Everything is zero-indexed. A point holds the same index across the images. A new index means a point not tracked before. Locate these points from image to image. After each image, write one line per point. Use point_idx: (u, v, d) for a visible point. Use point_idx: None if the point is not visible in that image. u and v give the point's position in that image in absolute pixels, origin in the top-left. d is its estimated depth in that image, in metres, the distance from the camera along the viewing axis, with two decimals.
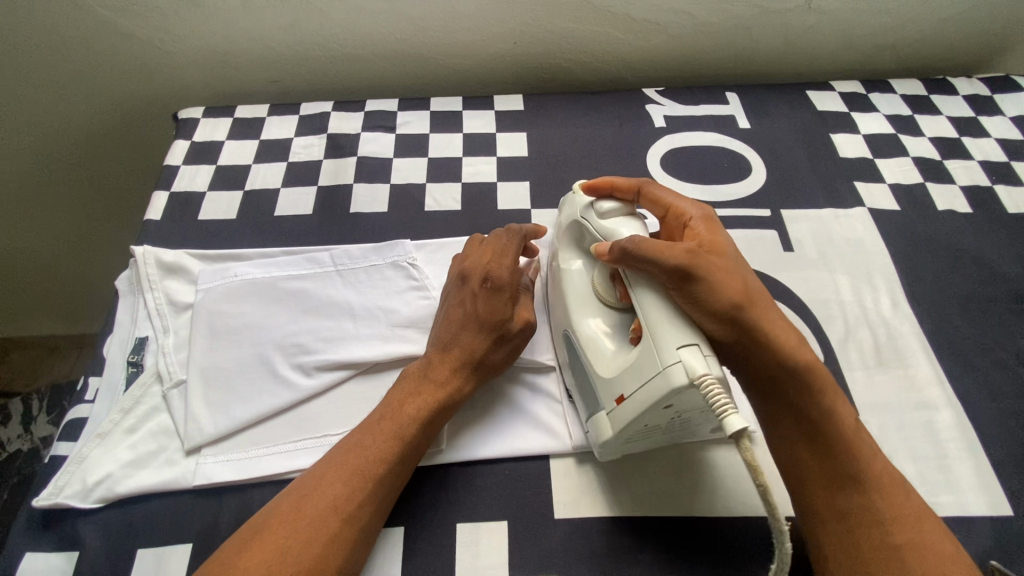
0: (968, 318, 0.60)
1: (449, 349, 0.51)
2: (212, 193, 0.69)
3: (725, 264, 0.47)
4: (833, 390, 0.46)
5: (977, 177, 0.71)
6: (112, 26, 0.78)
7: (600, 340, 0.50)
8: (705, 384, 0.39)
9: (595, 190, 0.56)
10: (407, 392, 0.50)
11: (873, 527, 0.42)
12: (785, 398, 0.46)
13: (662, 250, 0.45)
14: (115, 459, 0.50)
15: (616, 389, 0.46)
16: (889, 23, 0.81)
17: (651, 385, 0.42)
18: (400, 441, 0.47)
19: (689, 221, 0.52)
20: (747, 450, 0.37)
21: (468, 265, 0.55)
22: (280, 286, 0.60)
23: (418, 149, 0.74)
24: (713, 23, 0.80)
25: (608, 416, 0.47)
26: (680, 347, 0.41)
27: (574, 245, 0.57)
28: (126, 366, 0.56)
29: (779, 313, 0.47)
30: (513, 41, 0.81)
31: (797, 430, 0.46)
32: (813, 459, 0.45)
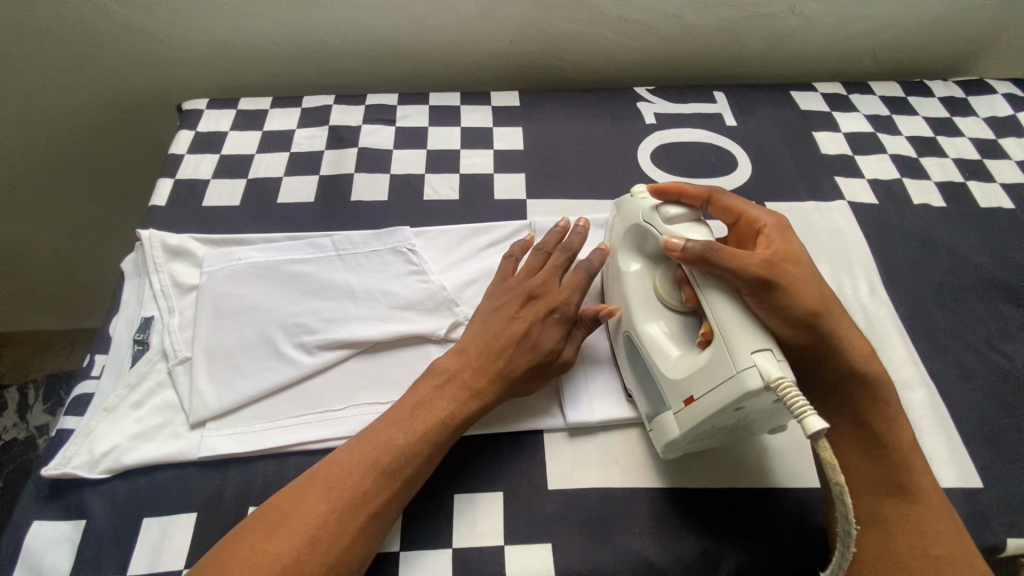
0: (942, 305, 0.63)
1: (499, 358, 0.51)
2: (215, 181, 0.71)
3: (802, 275, 0.48)
4: (894, 400, 0.50)
5: (952, 174, 0.75)
6: (120, 20, 0.80)
7: (664, 345, 0.50)
8: (781, 387, 0.39)
9: (663, 192, 0.55)
10: (439, 393, 0.50)
11: (914, 535, 0.45)
12: (851, 404, 0.49)
13: (741, 257, 0.46)
14: (122, 432, 0.52)
15: (685, 390, 0.46)
16: (869, 27, 0.85)
17: (725, 387, 0.42)
18: (429, 443, 0.48)
19: (763, 228, 0.52)
20: (824, 447, 0.38)
21: (543, 279, 0.55)
22: (283, 269, 0.62)
23: (417, 141, 0.76)
24: (702, 25, 0.83)
25: (677, 416, 0.47)
26: (754, 351, 0.42)
27: (634, 247, 0.57)
28: (132, 344, 0.57)
29: (851, 325, 0.50)
30: (510, 40, 0.84)
31: (855, 436, 0.49)
32: (868, 465, 0.48)
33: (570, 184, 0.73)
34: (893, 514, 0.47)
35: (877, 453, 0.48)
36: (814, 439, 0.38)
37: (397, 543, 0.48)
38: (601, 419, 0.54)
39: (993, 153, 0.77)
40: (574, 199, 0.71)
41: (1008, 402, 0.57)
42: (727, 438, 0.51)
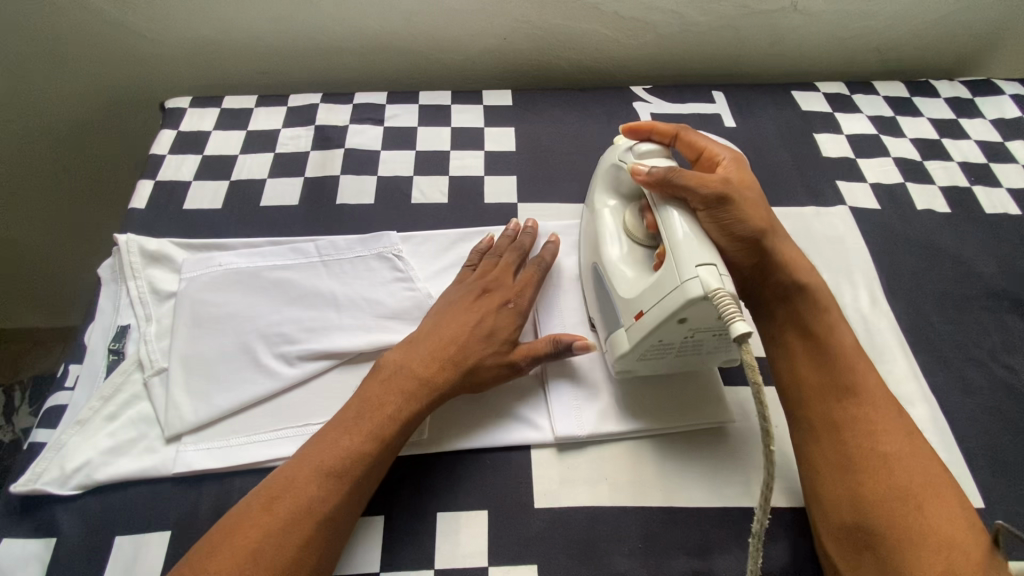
0: (944, 315, 0.61)
1: (451, 346, 0.51)
2: (197, 182, 0.69)
3: (754, 197, 0.53)
4: (834, 312, 0.54)
5: (957, 178, 0.73)
6: (101, 14, 0.77)
7: (622, 270, 0.53)
8: (718, 297, 0.43)
9: (637, 131, 0.59)
10: (391, 384, 0.49)
11: (865, 436, 0.47)
12: (794, 315, 0.54)
13: (702, 179, 0.51)
14: (95, 446, 0.50)
15: (636, 306, 0.49)
16: (874, 25, 0.83)
17: (670, 297, 0.46)
18: (378, 441, 0.47)
19: (721, 160, 0.57)
20: (747, 351, 0.41)
21: (492, 280, 0.56)
22: (264, 276, 0.60)
23: (406, 142, 0.74)
24: (702, 22, 0.80)
25: (627, 332, 0.50)
26: (699, 265, 0.45)
27: (608, 185, 0.61)
28: (107, 354, 0.55)
29: (790, 243, 0.56)
30: (504, 36, 0.81)
31: (800, 343, 0.53)
32: (812, 372, 0.51)
33: (562, 186, 0.71)
34: (844, 417, 0.49)
35: (823, 360, 0.51)
36: (739, 343, 0.41)
37: (376, 563, 0.46)
38: (591, 434, 0.52)
39: (999, 156, 0.75)
40: (567, 202, 0.69)
41: (1010, 417, 0.55)
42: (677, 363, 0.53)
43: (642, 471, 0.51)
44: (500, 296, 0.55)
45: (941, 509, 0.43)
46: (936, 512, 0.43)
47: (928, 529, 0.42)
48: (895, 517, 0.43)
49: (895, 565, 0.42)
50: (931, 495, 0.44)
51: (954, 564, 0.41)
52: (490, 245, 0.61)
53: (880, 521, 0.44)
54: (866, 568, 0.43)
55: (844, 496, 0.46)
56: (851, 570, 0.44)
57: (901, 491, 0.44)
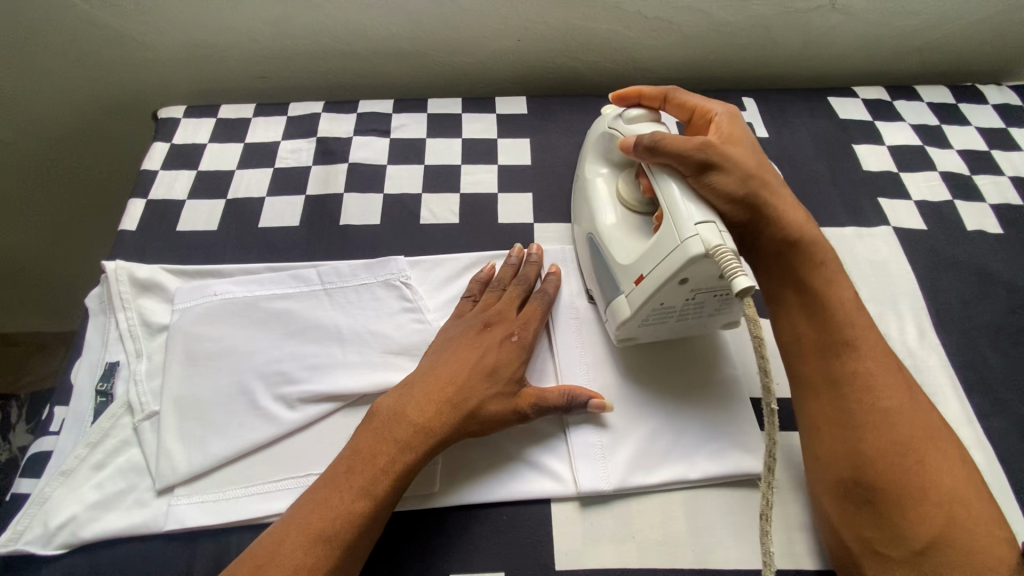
0: (999, 350, 0.56)
1: (451, 385, 0.45)
2: (192, 202, 0.65)
3: (742, 152, 0.49)
4: (833, 264, 0.49)
5: (1008, 195, 0.67)
6: (87, 18, 0.72)
7: (624, 239, 0.51)
8: (719, 253, 0.41)
9: (625, 99, 0.56)
10: (385, 432, 0.43)
11: (865, 391, 0.44)
12: (791, 269, 0.49)
13: (684, 142, 0.47)
14: (80, 499, 0.46)
15: (636, 271, 0.47)
16: (917, 25, 0.76)
17: (670, 259, 0.43)
18: (372, 499, 0.41)
19: (713, 117, 0.53)
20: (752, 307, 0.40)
21: (493, 314, 0.51)
22: (263, 306, 0.55)
23: (413, 155, 0.69)
24: (731, 22, 0.75)
25: (628, 298, 0.48)
26: (698, 223, 0.43)
27: (600, 155, 0.58)
28: (94, 395, 0.52)
29: (788, 194, 0.51)
30: (518, 38, 0.76)
31: (796, 300, 0.49)
32: (807, 327, 0.48)
33: None
34: (843, 372, 0.45)
35: (816, 313, 0.48)
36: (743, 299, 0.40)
37: None
38: (617, 487, 0.48)
39: None
40: None
41: None
42: (678, 329, 0.50)
43: (673, 528, 0.47)
44: (503, 328, 0.50)
45: (942, 462, 0.41)
46: (937, 466, 0.41)
47: (930, 484, 0.40)
48: (897, 472, 0.41)
49: (895, 520, 0.40)
50: (931, 449, 0.42)
51: (954, 517, 0.39)
52: (490, 274, 0.57)
53: (881, 477, 0.41)
54: (864, 524, 0.41)
55: (842, 453, 0.43)
56: (850, 527, 0.42)
57: (903, 444, 0.42)
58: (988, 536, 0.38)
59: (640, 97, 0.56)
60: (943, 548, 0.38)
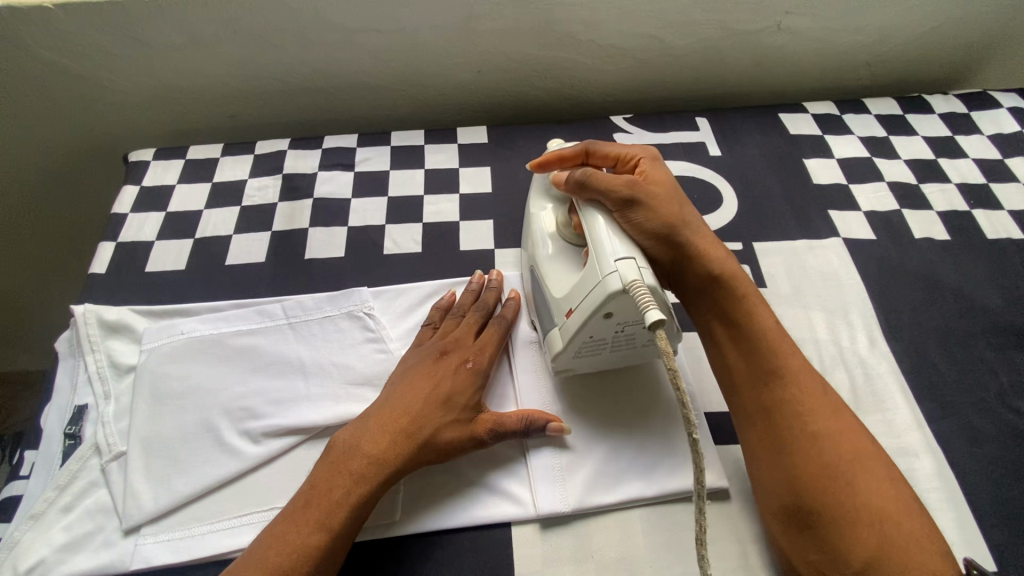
0: (948, 355, 0.58)
1: (406, 416, 0.47)
2: (160, 242, 0.66)
3: (666, 194, 0.52)
4: (754, 295, 0.52)
5: (955, 202, 0.69)
6: (57, 68, 0.74)
7: (560, 271, 0.52)
8: (636, 289, 0.42)
9: (545, 164, 0.56)
10: (342, 464, 0.44)
11: (795, 418, 0.46)
12: (716, 303, 0.52)
13: (611, 182, 0.50)
14: (49, 542, 0.47)
15: (566, 305, 0.48)
16: (862, 41, 0.79)
17: (593, 294, 0.45)
18: (327, 532, 0.42)
19: (638, 161, 0.55)
20: (663, 338, 0.40)
21: (449, 342, 0.53)
22: (228, 343, 0.57)
23: (377, 188, 0.71)
24: (682, 46, 0.77)
25: (560, 331, 0.49)
26: (617, 260, 0.45)
27: (542, 193, 0.58)
28: (63, 439, 0.53)
29: (709, 233, 0.54)
30: (477, 70, 0.78)
31: (726, 333, 0.51)
32: (736, 358, 0.50)
33: None
34: (773, 399, 0.47)
35: (744, 344, 0.50)
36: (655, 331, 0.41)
37: None
38: (576, 507, 0.49)
39: (1000, 174, 0.72)
40: None
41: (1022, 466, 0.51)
42: (614, 358, 0.52)
43: (631, 546, 0.48)
44: (458, 356, 0.51)
45: (871, 481, 0.42)
46: (869, 487, 0.42)
47: (861, 508, 0.41)
48: (829, 497, 0.42)
49: (834, 544, 0.41)
50: (860, 470, 0.43)
51: (886, 539, 0.40)
52: (451, 302, 0.59)
53: (817, 503, 0.42)
54: (809, 546, 0.42)
55: (782, 480, 0.44)
56: (796, 548, 0.43)
57: (834, 468, 0.43)
58: (921, 553, 0.39)
59: (562, 161, 0.56)
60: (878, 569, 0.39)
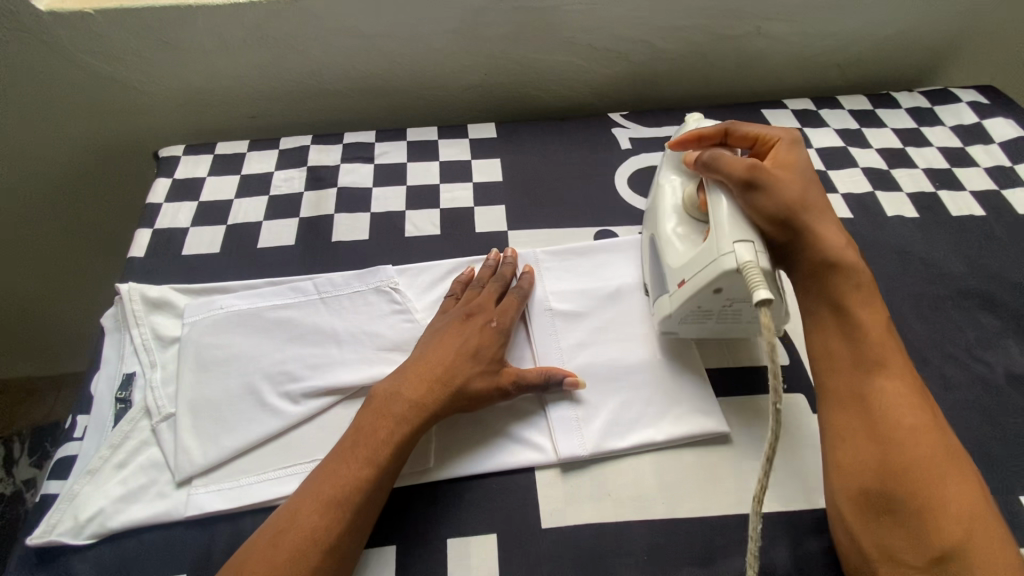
0: (921, 315, 0.64)
1: (439, 367, 0.52)
2: (194, 229, 0.71)
3: (791, 179, 0.56)
4: (869, 287, 0.53)
5: (922, 185, 0.76)
6: (92, 70, 0.79)
7: (675, 238, 0.58)
8: (748, 267, 0.48)
9: (683, 144, 0.62)
10: (384, 409, 0.49)
11: (892, 409, 0.47)
12: (825, 291, 0.54)
13: (733, 163, 0.55)
14: (106, 494, 0.51)
15: (679, 275, 0.55)
16: (834, 44, 0.87)
17: (707, 270, 0.50)
18: (375, 467, 0.46)
19: (774, 144, 0.60)
20: (764, 316, 0.46)
21: (473, 306, 0.58)
22: (265, 316, 0.61)
23: (396, 178, 0.76)
24: (672, 49, 0.85)
25: (670, 298, 0.55)
26: (736, 241, 0.50)
27: (674, 165, 0.64)
28: (114, 403, 0.56)
29: (834, 221, 0.56)
30: (484, 72, 0.85)
31: (832, 320, 0.53)
32: (841, 344, 0.51)
33: (549, 212, 0.74)
34: (869, 389, 0.49)
35: (849, 337, 0.51)
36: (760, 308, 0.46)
37: None
38: (594, 453, 0.54)
39: (962, 161, 0.79)
40: (556, 228, 0.72)
41: (990, 409, 0.57)
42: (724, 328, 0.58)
43: (643, 486, 0.53)
44: (483, 317, 0.57)
45: (960, 481, 0.44)
46: (957, 484, 0.44)
47: (946, 502, 0.43)
48: (920, 487, 0.44)
49: (916, 531, 0.43)
50: (951, 467, 0.45)
51: (972, 534, 0.42)
52: (470, 276, 0.64)
53: (903, 489, 0.44)
54: (885, 531, 0.44)
55: (870, 463, 0.46)
56: (869, 531, 0.44)
57: (927, 463, 0.45)
58: (1001, 553, 0.41)
59: (699, 140, 0.62)
60: (959, 560, 0.41)
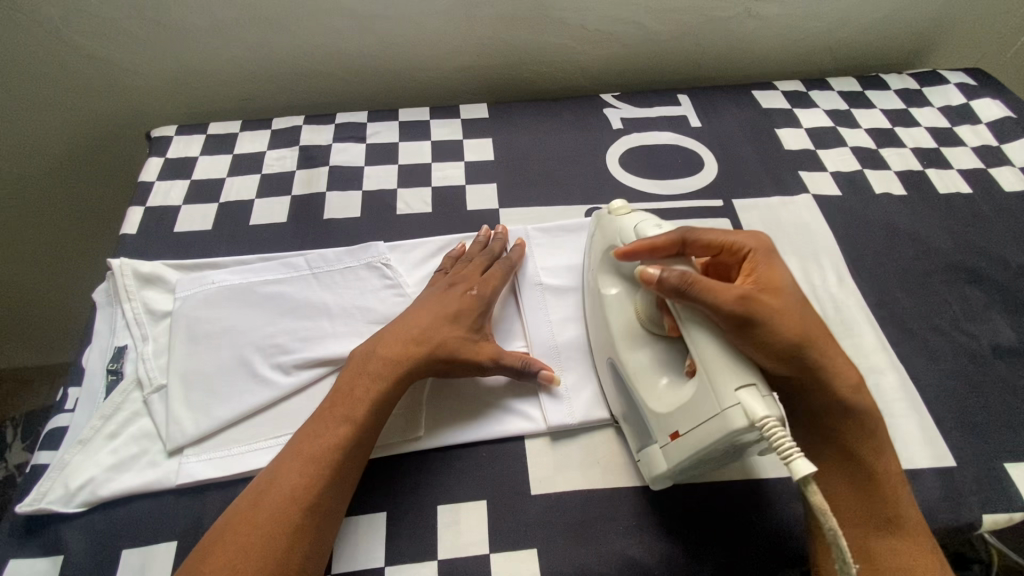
0: (908, 290, 0.65)
1: (416, 331, 0.53)
2: (187, 207, 0.71)
3: (785, 304, 0.47)
4: (877, 428, 0.48)
5: (910, 163, 0.77)
6: (84, 51, 0.79)
7: (651, 374, 0.49)
8: (767, 427, 0.39)
9: (633, 255, 0.51)
10: (360, 370, 0.51)
11: (900, 571, 0.44)
12: (832, 434, 0.48)
13: (720, 291, 0.45)
14: (98, 463, 0.51)
15: (670, 425, 0.46)
16: (824, 27, 0.88)
17: (709, 429, 0.42)
18: (351, 424, 0.48)
19: (748, 255, 0.50)
20: (812, 492, 0.38)
21: (457, 276, 0.59)
22: (257, 290, 0.61)
23: (388, 157, 0.77)
24: (663, 31, 0.85)
25: (663, 450, 0.47)
26: (738, 389, 0.41)
27: (613, 269, 0.56)
28: (105, 374, 0.57)
29: (837, 349, 0.49)
30: (476, 54, 0.85)
31: (838, 470, 0.48)
32: (849, 501, 0.47)
33: (540, 191, 0.74)
34: (876, 546, 0.46)
35: (851, 469, 0.48)
36: (802, 483, 0.38)
37: (382, 556, 0.48)
38: (583, 421, 0.54)
39: (949, 140, 0.80)
40: (547, 206, 0.72)
41: (975, 380, 0.58)
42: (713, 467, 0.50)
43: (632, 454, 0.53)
44: (465, 287, 0.57)
45: None
46: None
47: None
48: None
49: None
50: None
51: None
52: (461, 253, 0.64)
53: None
54: None
55: None
56: None
57: None
58: None
59: (653, 252, 0.51)
60: None
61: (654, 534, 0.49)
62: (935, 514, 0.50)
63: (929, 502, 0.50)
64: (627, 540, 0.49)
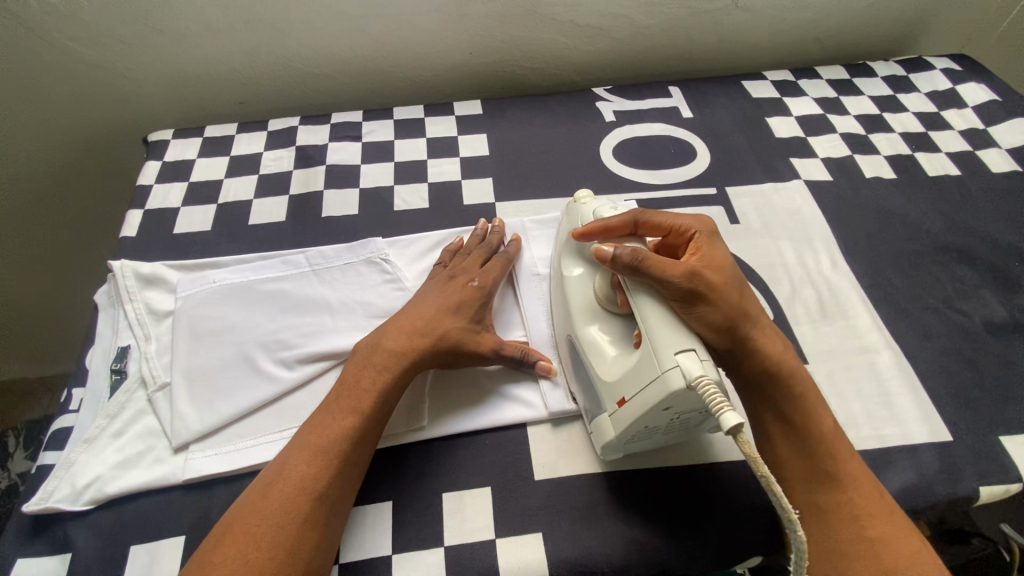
0: (900, 271, 0.66)
1: (420, 322, 0.53)
2: (185, 208, 0.72)
3: (726, 282, 0.49)
4: (814, 393, 0.49)
5: (899, 147, 0.78)
6: (79, 58, 0.80)
7: (602, 347, 0.50)
8: (702, 384, 0.40)
9: (588, 237, 0.54)
10: (366, 362, 0.51)
11: (853, 527, 0.44)
12: (772, 403, 0.49)
13: (667, 267, 0.47)
14: (104, 461, 0.52)
15: (617, 392, 0.47)
16: (810, 17, 0.89)
17: (652, 390, 0.43)
18: (361, 414, 0.48)
19: (693, 236, 0.52)
20: (743, 442, 0.39)
21: (456, 269, 0.59)
22: (257, 288, 0.62)
23: (384, 154, 0.77)
24: (651, 24, 0.86)
25: (610, 418, 0.48)
26: (678, 352, 0.42)
27: (574, 253, 0.57)
28: (109, 374, 0.57)
29: (771, 324, 0.51)
30: (468, 52, 0.86)
31: (784, 433, 0.49)
32: (793, 458, 0.48)
33: (536, 184, 0.75)
34: (825, 503, 0.46)
35: (795, 433, 0.48)
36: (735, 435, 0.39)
37: (389, 544, 0.48)
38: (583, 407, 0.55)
39: (937, 124, 0.81)
40: (543, 198, 0.73)
41: (970, 357, 0.59)
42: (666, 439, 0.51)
43: None
44: (465, 277, 0.58)
45: None
46: None
47: None
48: None
49: None
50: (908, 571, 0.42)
51: None
52: (459, 246, 0.65)
53: None
54: None
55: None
56: None
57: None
58: None
59: (606, 233, 0.53)
60: None
61: (652, 510, 0.50)
62: (934, 487, 0.50)
63: (927, 476, 0.51)
64: (628, 520, 0.49)
